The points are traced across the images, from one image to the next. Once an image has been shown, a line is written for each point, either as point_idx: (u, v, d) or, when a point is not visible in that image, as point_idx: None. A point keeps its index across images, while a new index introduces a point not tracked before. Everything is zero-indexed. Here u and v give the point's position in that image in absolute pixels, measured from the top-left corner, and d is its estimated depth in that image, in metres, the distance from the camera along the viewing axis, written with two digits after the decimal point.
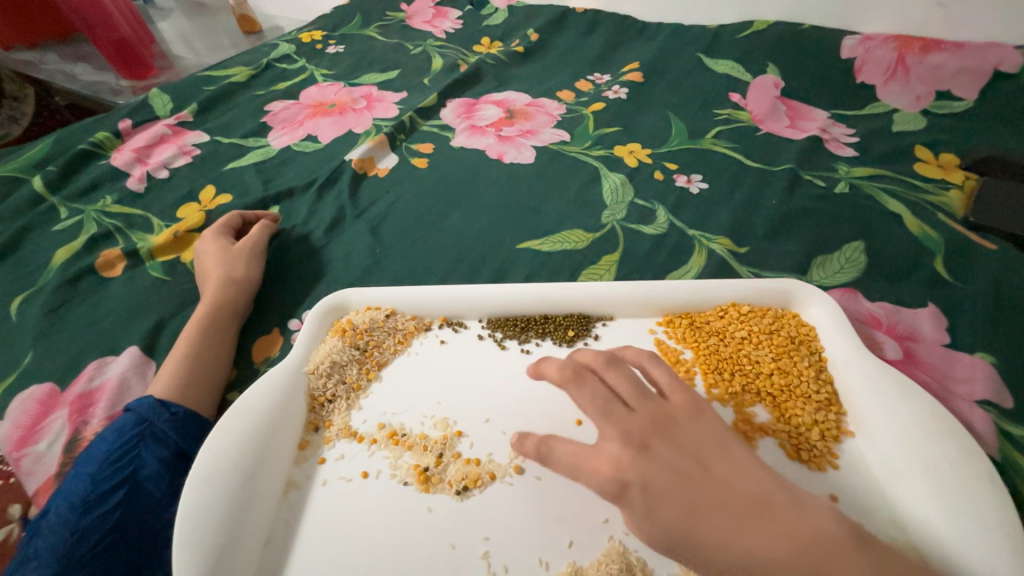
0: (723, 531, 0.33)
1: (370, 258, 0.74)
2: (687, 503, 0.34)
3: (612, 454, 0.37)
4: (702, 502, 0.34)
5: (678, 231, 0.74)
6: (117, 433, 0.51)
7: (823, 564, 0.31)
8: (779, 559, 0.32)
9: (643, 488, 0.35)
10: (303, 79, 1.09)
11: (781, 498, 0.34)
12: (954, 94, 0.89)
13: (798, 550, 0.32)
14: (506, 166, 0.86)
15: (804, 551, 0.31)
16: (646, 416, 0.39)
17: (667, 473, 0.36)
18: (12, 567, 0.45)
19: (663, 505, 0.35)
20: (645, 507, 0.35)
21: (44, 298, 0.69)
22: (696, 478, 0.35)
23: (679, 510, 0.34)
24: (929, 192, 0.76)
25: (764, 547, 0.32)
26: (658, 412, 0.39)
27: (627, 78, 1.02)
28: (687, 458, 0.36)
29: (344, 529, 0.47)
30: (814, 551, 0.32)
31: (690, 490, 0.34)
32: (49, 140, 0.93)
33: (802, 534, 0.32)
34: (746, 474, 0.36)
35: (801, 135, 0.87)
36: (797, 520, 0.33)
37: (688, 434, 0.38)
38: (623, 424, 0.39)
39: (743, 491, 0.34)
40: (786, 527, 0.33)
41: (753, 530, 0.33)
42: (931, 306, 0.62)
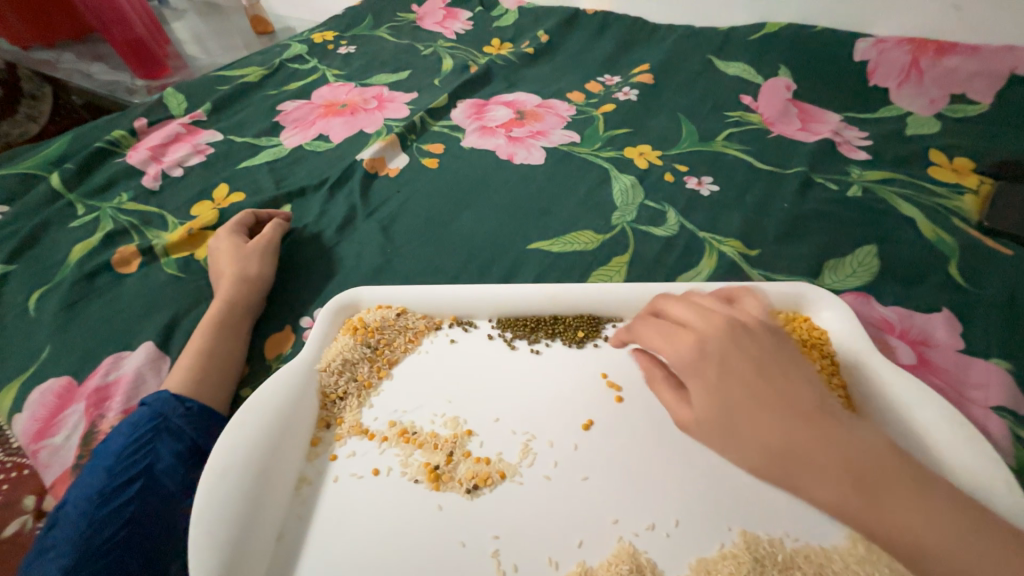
0: (773, 423, 0.40)
1: (381, 257, 0.74)
2: (750, 388, 0.42)
3: (696, 331, 0.46)
4: (762, 394, 0.41)
5: (688, 233, 0.74)
6: (134, 426, 0.52)
7: (864, 459, 0.38)
8: (817, 449, 0.39)
9: (716, 366, 0.43)
10: (315, 79, 1.10)
11: (832, 409, 0.41)
12: (968, 98, 0.88)
13: (843, 446, 0.38)
14: (517, 166, 0.87)
15: (845, 449, 0.38)
16: (730, 319, 0.46)
17: (743, 363, 0.43)
18: (31, 557, 0.46)
19: (734, 387, 0.42)
20: (713, 379, 0.43)
21: (62, 293, 0.71)
22: (766, 378, 0.42)
23: (742, 398, 0.42)
24: (943, 196, 0.75)
25: (807, 438, 0.39)
26: (744, 321, 0.46)
27: (637, 80, 1.02)
28: (765, 359, 0.43)
29: (356, 524, 0.48)
30: (856, 452, 0.38)
31: (757, 384, 0.42)
32: (66, 138, 0.94)
33: (844, 438, 0.39)
34: (809, 383, 0.43)
35: (813, 137, 0.87)
36: (846, 429, 0.39)
37: (765, 343, 0.45)
38: (716, 321, 0.46)
39: (805, 398, 0.41)
40: (834, 430, 0.39)
41: (803, 425, 0.40)
42: (945, 310, 0.61)
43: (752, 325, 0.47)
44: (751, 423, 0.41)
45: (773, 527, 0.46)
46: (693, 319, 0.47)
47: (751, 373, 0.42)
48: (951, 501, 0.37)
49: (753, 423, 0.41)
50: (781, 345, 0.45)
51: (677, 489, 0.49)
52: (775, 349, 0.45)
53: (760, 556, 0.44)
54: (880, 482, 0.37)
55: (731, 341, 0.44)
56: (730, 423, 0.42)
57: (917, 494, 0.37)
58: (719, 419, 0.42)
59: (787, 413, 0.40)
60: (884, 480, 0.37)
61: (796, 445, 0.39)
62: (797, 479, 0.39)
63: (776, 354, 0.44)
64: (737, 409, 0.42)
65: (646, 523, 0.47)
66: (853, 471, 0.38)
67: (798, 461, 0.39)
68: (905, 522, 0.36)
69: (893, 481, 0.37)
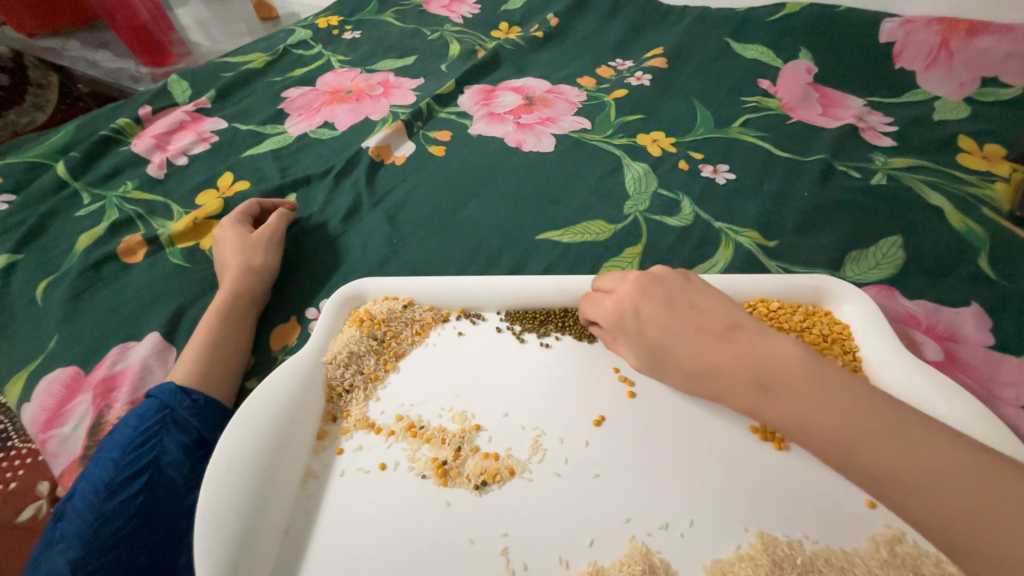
0: (689, 348, 0.46)
1: (387, 247, 0.73)
2: (688, 344, 0.46)
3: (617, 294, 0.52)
4: (677, 325, 0.47)
5: (703, 223, 0.71)
6: (140, 418, 0.51)
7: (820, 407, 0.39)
8: (728, 364, 0.43)
9: (640, 321, 0.49)
10: (320, 65, 1.08)
11: (749, 326, 0.45)
12: (1001, 81, 0.84)
13: (752, 357, 0.43)
14: (526, 154, 0.84)
15: (754, 360, 0.43)
16: (648, 276, 0.52)
17: (681, 325, 0.47)
18: (41, 548, 0.46)
19: (672, 346, 0.47)
20: (638, 333, 0.49)
21: (69, 283, 0.70)
22: (681, 311, 0.48)
23: (659, 331, 0.48)
24: (973, 185, 0.72)
25: (723, 357, 0.44)
26: (657, 273, 0.52)
27: (650, 64, 0.99)
28: (678, 296, 0.49)
29: (363, 520, 0.47)
30: (766, 362, 0.42)
31: (671, 318, 0.47)
32: (71, 126, 0.94)
33: (757, 350, 0.43)
34: (728, 309, 0.47)
35: (835, 123, 0.83)
36: (759, 342, 0.43)
37: (679, 284, 0.50)
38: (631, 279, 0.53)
39: (720, 321, 0.46)
40: (745, 345, 0.44)
41: (717, 346, 0.45)
42: (974, 305, 0.59)
43: (664, 274, 0.52)
44: (672, 351, 0.47)
45: (792, 529, 0.45)
46: (615, 285, 0.53)
47: (663, 310, 0.48)
48: (862, 398, 0.39)
49: (669, 359, 0.47)
50: (699, 284, 0.50)
51: (692, 489, 0.47)
52: (693, 286, 0.50)
53: (779, 559, 0.43)
54: (847, 428, 0.37)
55: (646, 289, 0.50)
56: (658, 355, 0.48)
57: (829, 392, 0.39)
58: (649, 356, 0.49)
59: (703, 338, 0.45)
60: (793, 385, 0.40)
61: (712, 364, 0.44)
62: (720, 393, 0.44)
63: (693, 290, 0.50)
64: (659, 342, 0.48)
65: (660, 522, 0.46)
66: (766, 379, 0.42)
67: (718, 378, 0.44)
68: (814, 419, 0.39)
69: (804, 383, 0.40)
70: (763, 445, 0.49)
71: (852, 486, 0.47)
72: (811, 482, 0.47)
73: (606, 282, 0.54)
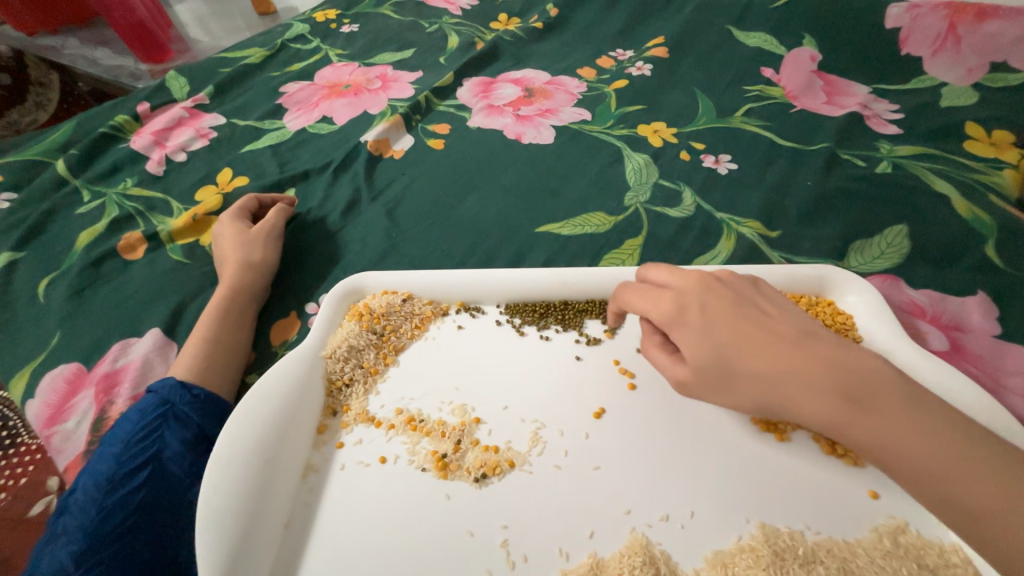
0: (764, 355, 0.41)
1: (386, 241, 0.73)
2: (755, 348, 0.42)
3: (676, 288, 0.47)
4: (749, 329, 0.43)
5: (705, 214, 0.71)
6: (141, 413, 0.51)
7: (900, 427, 0.37)
8: (814, 373, 0.39)
9: (702, 315, 0.44)
10: (318, 59, 1.07)
11: (825, 337, 0.42)
12: (1008, 66, 0.82)
13: (842, 370, 0.39)
14: (525, 146, 0.83)
15: (843, 371, 0.39)
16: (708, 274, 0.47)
17: (750, 326, 0.43)
18: (44, 541, 0.46)
19: (737, 345, 0.42)
20: (700, 327, 0.44)
21: (70, 280, 0.70)
22: (749, 314, 0.44)
23: (727, 329, 0.43)
24: (980, 172, 0.70)
25: (803, 366, 0.40)
26: (719, 274, 0.48)
27: (651, 54, 0.97)
28: (743, 299, 0.45)
29: (363, 514, 0.47)
30: (855, 376, 0.39)
31: (741, 319, 0.43)
32: (71, 123, 0.93)
33: (842, 361, 0.40)
34: (795, 317, 0.44)
35: (840, 111, 0.82)
36: (842, 353, 0.40)
37: (745, 288, 0.47)
38: (696, 275, 0.47)
39: (791, 328, 0.43)
40: (828, 355, 0.40)
41: (797, 352, 0.41)
42: (980, 294, 0.58)
43: (728, 277, 0.48)
44: (743, 357, 0.42)
45: (793, 520, 0.44)
46: (672, 279, 0.48)
47: (731, 311, 0.44)
48: (944, 420, 0.37)
49: (735, 361, 0.42)
50: (764, 289, 0.47)
51: (692, 480, 0.47)
52: (759, 291, 0.47)
53: (779, 550, 0.43)
54: (933, 450, 0.36)
55: (706, 287, 0.46)
56: (723, 357, 0.42)
57: (918, 414, 0.37)
58: (711, 357, 0.42)
59: (782, 344, 0.41)
60: (878, 400, 0.38)
61: (794, 371, 0.40)
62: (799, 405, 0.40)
63: (757, 295, 0.46)
64: (724, 342, 0.43)
65: (660, 514, 0.45)
66: (857, 395, 0.38)
67: (796, 386, 0.40)
68: (912, 444, 0.36)
69: (892, 400, 0.38)
70: (765, 436, 0.49)
71: (854, 476, 0.46)
72: (812, 473, 0.47)
73: (658, 275, 0.49)
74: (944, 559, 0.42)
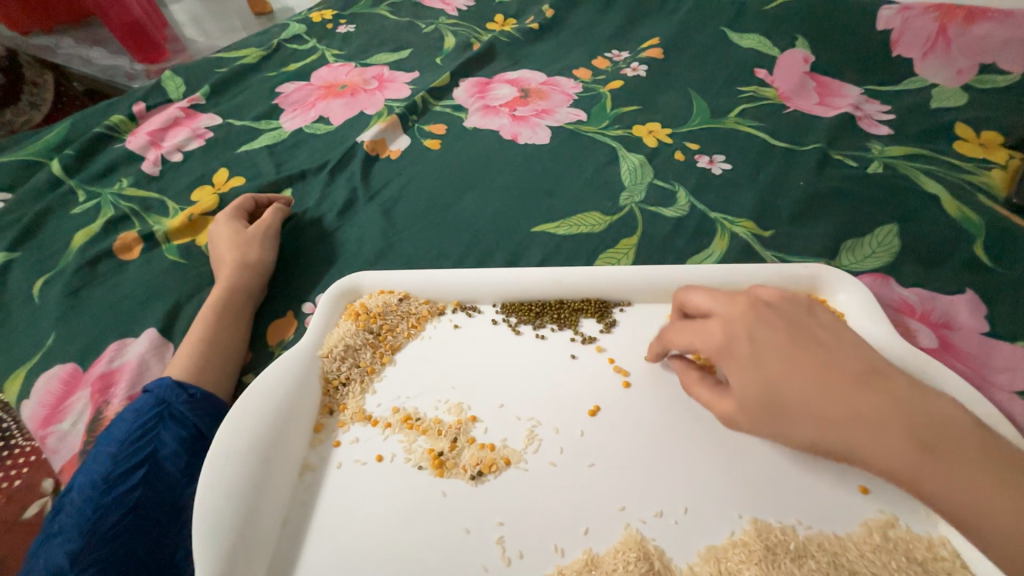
0: (831, 391, 0.41)
1: (383, 241, 0.73)
2: (815, 384, 0.42)
3: (721, 317, 0.48)
4: (807, 362, 0.43)
5: (699, 213, 0.71)
6: (137, 413, 0.52)
7: (974, 480, 0.36)
8: (882, 412, 0.39)
9: (752, 346, 0.45)
10: (314, 59, 1.07)
11: (892, 378, 0.42)
12: (997, 68, 0.84)
13: (910, 412, 0.39)
14: (521, 147, 0.84)
15: (911, 415, 0.39)
16: (750, 301, 0.48)
17: (810, 363, 0.43)
18: (40, 541, 0.46)
19: (796, 380, 0.42)
20: (752, 358, 0.44)
21: (65, 280, 0.70)
22: (808, 349, 0.44)
23: (783, 363, 0.43)
24: (970, 173, 0.71)
25: (870, 407, 0.40)
26: (766, 300, 0.49)
27: (646, 55, 0.98)
28: (799, 332, 0.46)
29: (359, 512, 0.47)
30: (924, 418, 0.39)
31: (795, 353, 0.44)
32: (66, 123, 0.93)
33: (909, 402, 0.40)
34: (858, 355, 0.44)
35: (832, 112, 0.83)
36: (911, 398, 0.40)
37: (796, 316, 0.47)
38: (738, 301, 0.48)
39: (855, 368, 0.43)
40: (896, 395, 0.40)
41: (862, 393, 0.40)
42: (969, 292, 0.59)
43: (777, 304, 0.49)
44: (803, 390, 0.42)
45: (785, 515, 0.45)
46: (718, 308, 0.49)
47: (784, 343, 0.44)
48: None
49: (794, 397, 0.42)
50: (821, 321, 0.47)
51: (685, 477, 0.47)
52: (814, 321, 0.47)
53: (771, 545, 0.43)
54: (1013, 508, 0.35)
55: (755, 316, 0.47)
56: (780, 392, 0.42)
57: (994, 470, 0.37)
58: (765, 390, 0.43)
59: (845, 383, 0.41)
60: (951, 450, 0.38)
61: (861, 410, 0.40)
62: (865, 444, 0.39)
63: (815, 329, 0.46)
64: (779, 374, 0.43)
65: (654, 510, 0.46)
66: (926, 438, 0.38)
67: (863, 428, 0.39)
68: (980, 492, 0.36)
69: (965, 452, 0.38)
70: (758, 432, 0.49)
71: (846, 471, 0.47)
72: (805, 468, 0.47)
73: (701, 303, 0.50)
74: (933, 553, 0.42)
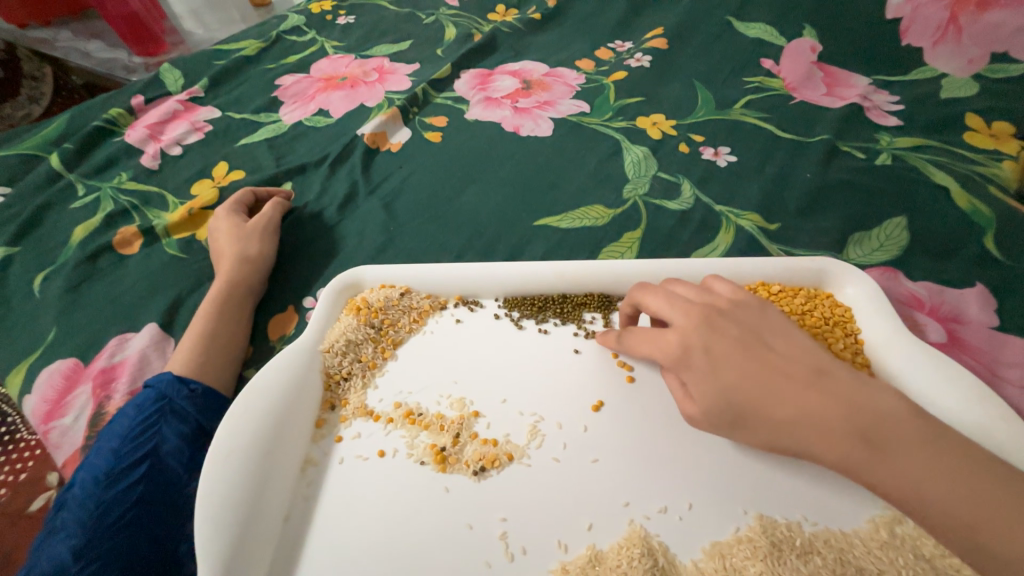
0: (783, 396, 0.40)
1: (384, 235, 0.72)
2: (764, 389, 0.41)
3: (678, 327, 0.46)
4: (756, 368, 0.42)
5: (704, 206, 0.70)
6: (139, 408, 0.51)
7: (919, 470, 0.36)
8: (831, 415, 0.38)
9: (705, 351, 0.44)
10: (314, 51, 1.06)
11: (838, 374, 0.41)
12: (1010, 57, 0.82)
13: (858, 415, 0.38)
14: (523, 139, 0.83)
15: (859, 412, 0.38)
16: (704, 306, 0.47)
17: (759, 367, 0.42)
18: (43, 536, 0.46)
19: (745, 386, 0.41)
20: (706, 367, 0.43)
21: (65, 275, 0.70)
22: (757, 353, 0.43)
23: (734, 370, 0.42)
24: (981, 164, 0.70)
25: (816, 407, 0.39)
26: (721, 304, 0.47)
27: (650, 45, 0.96)
28: (751, 334, 0.44)
29: (361, 506, 0.47)
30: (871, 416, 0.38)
31: (749, 362, 0.42)
32: (64, 117, 0.92)
33: (857, 402, 0.39)
34: (807, 353, 0.43)
35: (840, 103, 0.81)
36: (855, 391, 0.39)
37: (752, 319, 0.46)
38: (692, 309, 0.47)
39: (803, 368, 0.41)
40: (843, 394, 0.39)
41: (809, 393, 0.40)
42: (979, 286, 0.58)
43: (732, 307, 0.47)
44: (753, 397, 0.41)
45: (791, 511, 0.45)
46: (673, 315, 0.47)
47: (736, 351, 0.43)
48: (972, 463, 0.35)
49: (749, 404, 0.41)
50: (774, 319, 0.46)
51: (691, 473, 0.47)
52: (769, 323, 0.46)
53: (777, 541, 0.43)
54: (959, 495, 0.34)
55: (710, 324, 0.45)
56: (734, 400, 0.42)
57: (942, 458, 0.36)
58: (722, 400, 0.42)
59: (793, 385, 0.40)
60: (899, 443, 0.37)
61: (811, 414, 0.39)
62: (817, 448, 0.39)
63: (767, 330, 0.45)
64: (732, 383, 0.42)
65: (659, 505, 0.46)
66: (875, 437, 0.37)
67: (810, 431, 0.39)
68: (933, 488, 0.35)
69: (912, 442, 0.36)
70: None
71: None
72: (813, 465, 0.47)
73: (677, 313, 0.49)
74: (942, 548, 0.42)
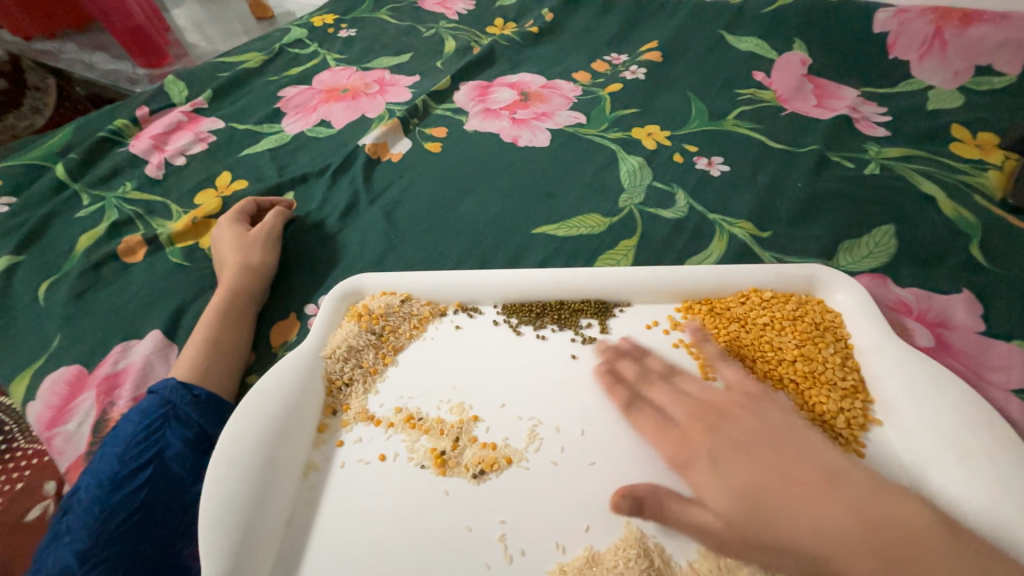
0: (805, 498, 0.42)
1: (384, 243, 0.74)
2: (777, 494, 0.42)
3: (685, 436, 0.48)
4: (767, 470, 0.44)
5: (698, 215, 0.72)
6: (143, 414, 0.52)
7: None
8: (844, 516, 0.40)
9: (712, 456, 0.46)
10: (316, 64, 1.08)
11: (851, 479, 0.42)
12: (993, 70, 0.84)
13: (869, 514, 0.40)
14: (521, 149, 0.85)
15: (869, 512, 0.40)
16: (707, 408, 0.50)
17: (772, 474, 0.44)
18: (48, 540, 0.47)
19: (757, 489, 0.43)
20: (714, 471, 0.45)
21: (70, 283, 0.71)
22: (765, 456, 0.45)
23: (745, 474, 0.44)
24: (966, 174, 0.72)
25: (832, 517, 0.40)
26: (724, 406, 0.50)
27: (645, 58, 0.99)
28: (760, 439, 0.47)
29: (362, 510, 0.48)
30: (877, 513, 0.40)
31: (753, 464, 0.45)
32: (69, 128, 0.94)
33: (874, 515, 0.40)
34: (820, 458, 0.45)
35: (829, 114, 0.83)
36: (872, 504, 0.40)
37: (756, 423, 0.48)
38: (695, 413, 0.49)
39: (815, 473, 0.43)
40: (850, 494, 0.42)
41: (824, 501, 0.41)
42: (965, 292, 0.59)
43: (733, 407, 0.50)
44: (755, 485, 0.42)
45: None
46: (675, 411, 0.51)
47: (745, 456, 0.45)
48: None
49: (766, 511, 0.42)
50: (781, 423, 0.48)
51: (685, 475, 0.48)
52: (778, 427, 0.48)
53: None
54: None
55: (717, 430, 0.48)
56: (755, 502, 0.42)
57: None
58: (741, 505, 0.42)
59: (805, 490, 0.42)
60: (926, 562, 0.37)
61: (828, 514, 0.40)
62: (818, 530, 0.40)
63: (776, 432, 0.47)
64: (745, 488, 0.43)
65: None
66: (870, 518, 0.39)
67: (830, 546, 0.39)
68: None
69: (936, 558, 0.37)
70: None
71: None
72: None
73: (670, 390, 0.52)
74: None
